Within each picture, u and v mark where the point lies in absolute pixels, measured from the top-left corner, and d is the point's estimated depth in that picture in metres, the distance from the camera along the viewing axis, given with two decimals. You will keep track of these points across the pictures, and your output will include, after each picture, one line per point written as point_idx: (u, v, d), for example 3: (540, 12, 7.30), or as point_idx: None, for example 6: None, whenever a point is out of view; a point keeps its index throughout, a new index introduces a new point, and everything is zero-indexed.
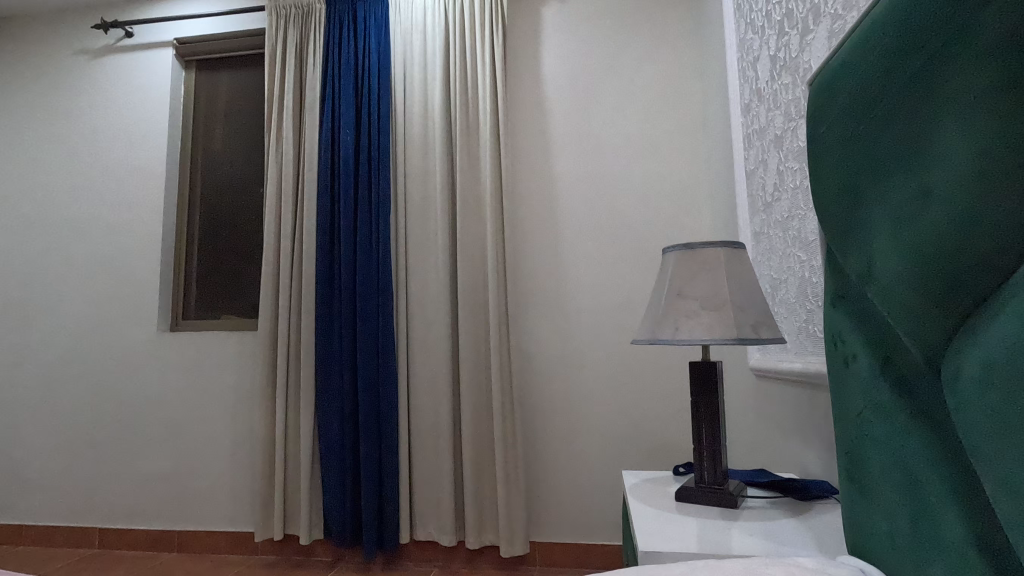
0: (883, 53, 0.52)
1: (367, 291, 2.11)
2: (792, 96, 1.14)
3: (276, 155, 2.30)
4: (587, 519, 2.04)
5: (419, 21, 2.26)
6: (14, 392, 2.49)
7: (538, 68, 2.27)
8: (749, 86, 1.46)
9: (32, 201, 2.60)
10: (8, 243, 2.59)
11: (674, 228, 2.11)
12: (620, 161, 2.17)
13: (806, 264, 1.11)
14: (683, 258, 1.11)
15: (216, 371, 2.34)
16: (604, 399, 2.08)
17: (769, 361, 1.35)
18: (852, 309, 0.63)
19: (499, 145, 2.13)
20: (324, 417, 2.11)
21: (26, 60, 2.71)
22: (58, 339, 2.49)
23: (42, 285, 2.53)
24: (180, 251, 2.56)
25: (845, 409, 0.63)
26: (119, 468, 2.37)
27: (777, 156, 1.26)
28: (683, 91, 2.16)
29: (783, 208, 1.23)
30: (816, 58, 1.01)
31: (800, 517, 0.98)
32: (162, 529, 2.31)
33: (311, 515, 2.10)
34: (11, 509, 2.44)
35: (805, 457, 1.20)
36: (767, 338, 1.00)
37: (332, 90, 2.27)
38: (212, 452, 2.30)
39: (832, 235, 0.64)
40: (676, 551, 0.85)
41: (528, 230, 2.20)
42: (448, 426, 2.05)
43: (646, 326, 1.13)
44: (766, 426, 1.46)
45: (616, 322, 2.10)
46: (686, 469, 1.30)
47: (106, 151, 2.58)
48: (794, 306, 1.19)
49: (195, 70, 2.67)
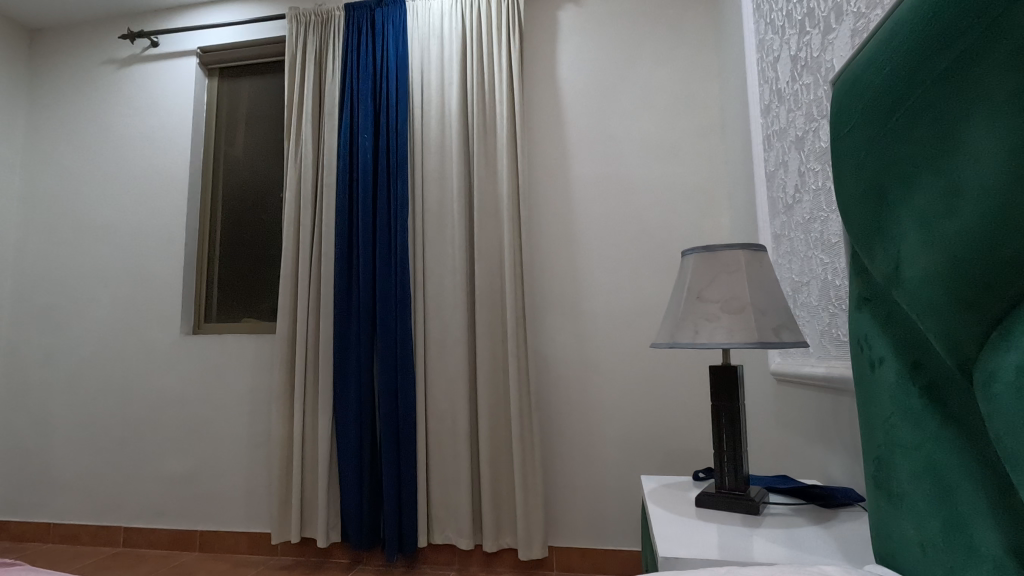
0: (908, 52, 0.51)
1: (385, 294, 2.13)
2: (813, 96, 1.12)
3: (295, 160, 2.33)
4: (605, 524, 2.02)
5: (437, 26, 2.28)
6: (43, 392, 2.56)
7: (555, 71, 2.27)
8: (770, 86, 1.45)
9: (61, 208, 2.67)
10: (38, 248, 2.66)
11: (692, 231, 2.09)
12: (637, 163, 2.16)
13: (828, 266, 1.09)
14: (702, 261, 1.10)
15: (237, 373, 2.38)
16: (622, 402, 2.06)
17: (791, 365, 1.32)
18: (879, 313, 0.62)
19: (516, 148, 2.14)
20: (341, 419, 2.13)
21: (56, 71, 2.79)
22: (85, 341, 2.55)
23: (70, 289, 2.60)
24: (202, 255, 2.61)
25: (872, 415, 0.62)
26: (143, 468, 2.42)
27: (799, 157, 1.24)
28: (701, 93, 2.15)
29: (805, 210, 1.21)
30: (838, 58, 1.00)
31: (823, 524, 0.96)
32: (183, 529, 2.34)
33: (329, 517, 2.11)
34: (39, 508, 2.50)
35: (828, 464, 1.18)
36: (789, 342, 0.99)
37: (351, 96, 2.30)
38: (232, 452, 2.33)
39: (857, 238, 0.63)
40: (697, 558, 0.84)
41: (545, 233, 2.20)
42: (465, 429, 2.05)
43: (665, 329, 1.12)
44: (787, 432, 1.44)
45: (634, 326, 2.09)
46: (705, 475, 1.29)
47: (132, 158, 2.64)
48: (816, 309, 1.17)
49: (217, 78, 2.72)
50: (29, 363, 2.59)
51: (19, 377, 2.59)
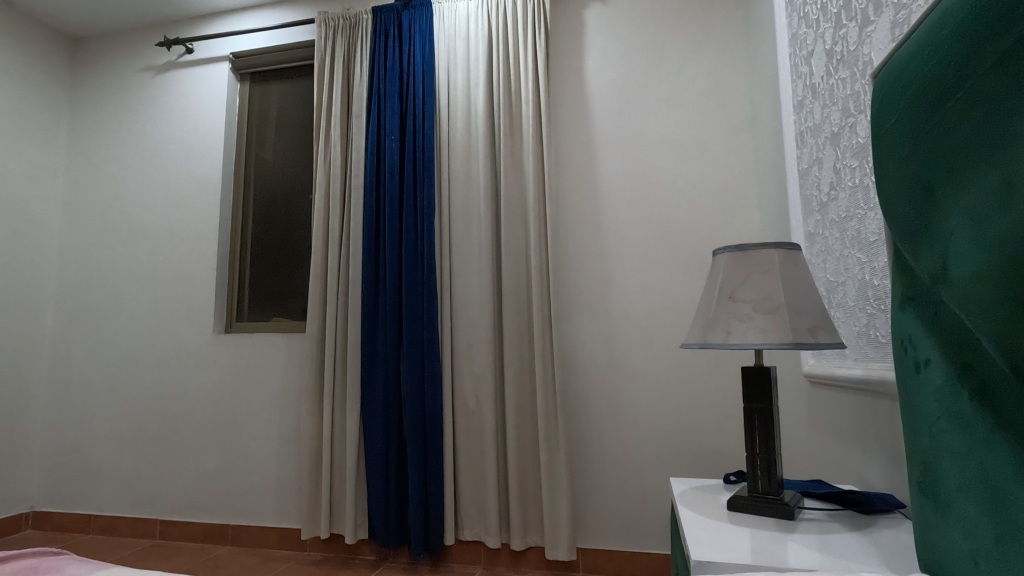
0: (955, 43, 0.49)
1: (411, 294, 2.14)
2: (850, 90, 1.09)
3: (324, 162, 2.37)
4: (633, 526, 2.00)
5: (463, 27, 2.29)
6: (84, 389, 2.65)
7: (581, 70, 2.26)
8: (803, 81, 1.41)
9: (100, 210, 2.77)
10: (80, 249, 2.77)
11: (721, 230, 2.06)
12: (664, 162, 2.14)
13: (866, 265, 1.06)
14: (735, 260, 1.08)
15: (268, 372, 2.43)
16: (649, 403, 2.04)
17: (826, 367, 1.29)
18: (924, 313, 0.60)
19: (542, 148, 2.13)
20: (369, 418, 2.15)
21: (97, 78, 2.90)
22: (123, 339, 2.63)
23: (109, 289, 2.69)
24: (234, 256, 2.67)
25: (916, 418, 0.60)
26: (178, 462, 2.49)
27: (834, 153, 1.21)
28: (731, 90, 2.11)
29: (840, 208, 1.18)
30: (877, 50, 0.97)
31: (862, 531, 0.93)
32: (216, 524, 2.40)
33: (357, 514, 2.14)
34: (80, 500, 2.59)
35: (866, 470, 1.14)
36: (825, 343, 0.96)
37: (378, 98, 2.33)
38: (263, 448, 2.38)
39: (900, 236, 0.61)
40: (730, 563, 0.83)
41: (572, 233, 2.19)
42: (492, 430, 2.05)
43: (696, 329, 1.10)
44: (822, 436, 1.40)
45: (661, 326, 2.07)
46: (737, 478, 1.26)
47: (167, 161, 2.72)
48: (853, 309, 1.14)
49: (249, 83, 2.79)
50: (71, 360, 2.69)
51: (62, 373, 2.70)
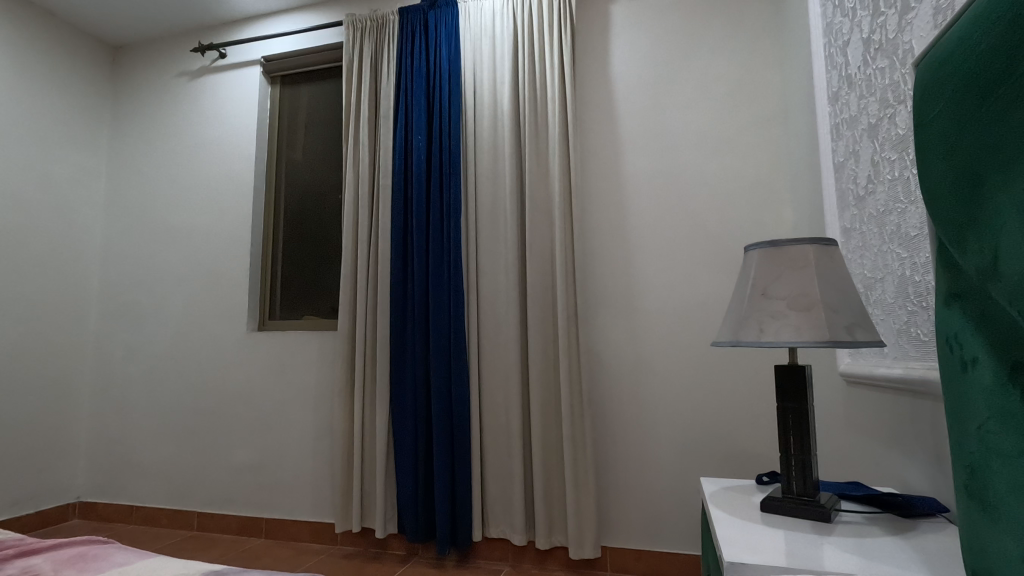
0: (1005, 29, 0.47)
1: (438, 293, 2.16)
2: (889, 80, 1.06)
3: (353, 162, 2.41)
4: (661, 526, 1.98)
5: (488, 26, 2.29)
6: (126, 384, 2.75)
7: (607, 66, 2.24)
8: (839, 72, 1.37)
9: (140, 213, 2.87)
10: (121, 250, 2.87)
11: (753, 226, 2.01)
12: (694, 157, 2.10)
13: (906, 260, 1.03)
14: (767, 256, 1.06)
15: (300, 368, 2.48)
16: (677, 401, 2.02)
17: (863, 366, 1.25)
18: (972, 309, 0.58)
19: (568, 145, 2.12)
20: (398, 415, 2.18)
21: (135, 84, 3.00)
22: (161, 336, 2.72)
23: (148, 288, 2.78)
24: (266, 255, 2.73)
25: (963, 418, 0.58)
26: (214, 456, 2.56)
27: (871, 145, 1.17)
28: (762, 82, 2.06)
29: (878, 201, 1.14)
30: (918, 38, 0.94)
31: (903, 535, 0.90)
32: (251, 516, 2.46)
33: (387, 509, 2.17)
34: (122, 491, 2.69)
35: (907, 472, 1.11)
36: (863, 341, 0.93)
37: (405, 98, 2.35)
38: (295, 443, 2.44)
39: (945, 231, 0.59)
40: (764, 564, 0.81)
41: (599, 231, 2.18)
42: (518, 426, 2.06)
43: (727, 327, 1.09)
44: (860, 436, 1.36)
45: (691, 324, 2.04)
46: (770, 479, 1.24)
47: (202, 163, 2.80)
48: (892, 306, 1.11)
49: (279, 85, 2.84)
50: (113, 357, 2.80)
51: (105, 369, 2.80)
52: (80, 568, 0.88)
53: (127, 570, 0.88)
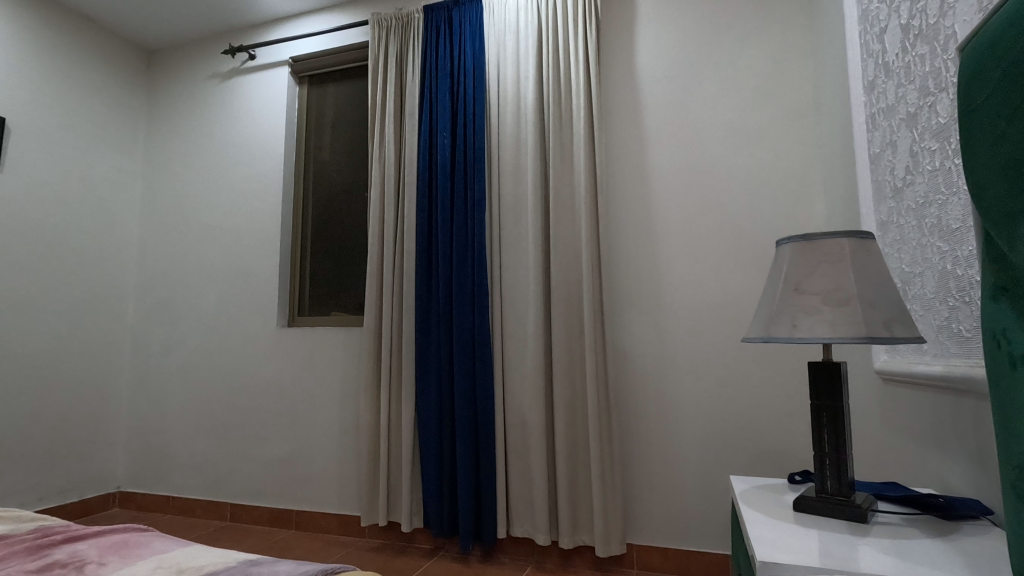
0: None
1: (462, 290, 2.17)
2: (930, 67, 1.02)
3: (378, 160, 2.43)
4: (688, 525, 1.96)
5: (512, 21, 2.28)
6: (162, 378, 2.84)
7: (632, 60, 2.22)
8: (875, 60, 1.33)
9: (174, 212, 2.95)
10: (157, 248, 2.96)
11: (783, 221, 1.97)
12: (722, 151, 2.07)
13: (947, 254, 1.00)
14: (800, 250, 1.03)
15: (328, 364, 2.52)
16: (704, 399, 1.99)
17: (901, 363, 1.22)
18: (1020, 304, 0.55)
19: (593, 140, 2.10)
20: (422, 410, 2.21)
21: (169, 87, 3.08)
22: (195, 332, 2.80)
23: (183, 285, 2.86)
24: (295, 252, 2.78)
25: (1012, 418, 0.55)
26: (245, 449, 2.62)
27: (910, 135, 1.14)
28: (794, 72, 2.01)
29: (918, 193, 1.11)
30: (960, 23, 0.90)
31: (944, 537, 0.88)
32: (281, 508, 2.52)
33: (412, 504, 2.20)
34: (159, 482, 2.78)
35: (948, 473, 1.07)
36: (902, 337, 0.91)
37: (430, 96, 2.36)
38: (323, 437, 2.48)
39: (992, 222, 0.56)
40: (797, 564, 0.80)
41: (624, 227, 2.16)
42: (542, 423, 2.05)
43: (758, 322, 1.07)
44: (896, 436, 1.32)
45: (719, 320, 2.00)
46: (802, 478, 1.21)
47: (232, 163, 2.86)
48: (932, 302, 1.07)
49: (307, 85, 2.88)
50: (150, 352, 2.89)
51: (143, 364, 2.90)
52: (123, 554, 0.92)
53: (165, 558, 0.91)
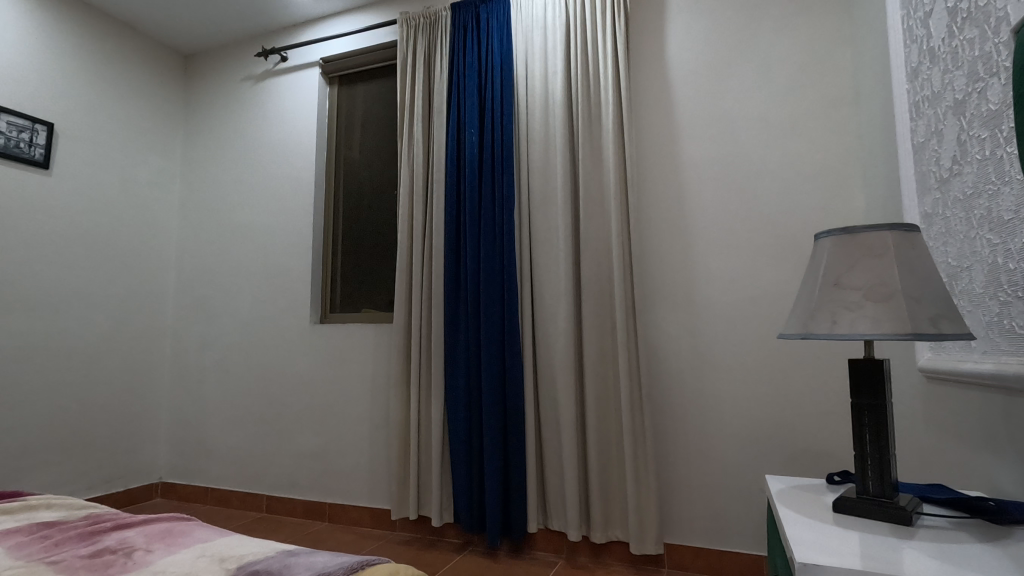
0: None
1: (491, 285, 2.18)
2: (979, 51, 0.98)
3: (407, 158, 2.45)
4: (721, 524, 1.93)
5: (540, 16, 2.27)
6: (200, 373, 2.93)
7: (662, 51, 2.18)
8: (919, 46, 1.28)
9: (211, 212, 3.04)
10: (195, 247, 3.05)
11: (821, 214, 1.91)
12: (755, 143, 2.02)
13: (999, 246, 0.95)
14: (841, 243, 1.00)
15: (360, 359, 2.56)
16: (738, 396, 1.95)
17: (947, 360, 1.17)
18: None
19: (623, 134, 2.08)
20: (452, 405, 2.23)
21: (205, 90, 3.17)
22: (232, 328, 2.88)
23: (220, 283, 2.95)
24: (327, 250, 2.83)
25: None
26: (280, 442, 2.69)
27: (957, 123, 1.09)
28: (833, 59, 1.94)
29: (966, 182, 1.06)
30: (1012, 4, 0.86)
31: (995, 542, 0.84)
32: (315, 501, 2.57)
33: (442, 498, 2.21)
34: (199, 473, 2.88)
35: (1000, 475, 1.02)
36: (950, 334, 0.87)
37: (458, 94, 2.38)
38: (355, 431, 2.52)
39: None
40: (837, 566, 0.78)
41: (655, 222, 2.13)
42: (572, 420, 2.03)
43: (796, 319, 1.04)
44: (943, 436, 1.27)
45: (753, 316, 1.96)
46: (842, 479, 1.18)
47: (266, 163, 2.93)
48: (982, 297, 1.02)
49: (337, 85, 2.92)
50: (189, 347, 2.99)
51: (182, 359, 3.00)
52: (168, 542, 0.95)
53: (209, 546, 0.94)
